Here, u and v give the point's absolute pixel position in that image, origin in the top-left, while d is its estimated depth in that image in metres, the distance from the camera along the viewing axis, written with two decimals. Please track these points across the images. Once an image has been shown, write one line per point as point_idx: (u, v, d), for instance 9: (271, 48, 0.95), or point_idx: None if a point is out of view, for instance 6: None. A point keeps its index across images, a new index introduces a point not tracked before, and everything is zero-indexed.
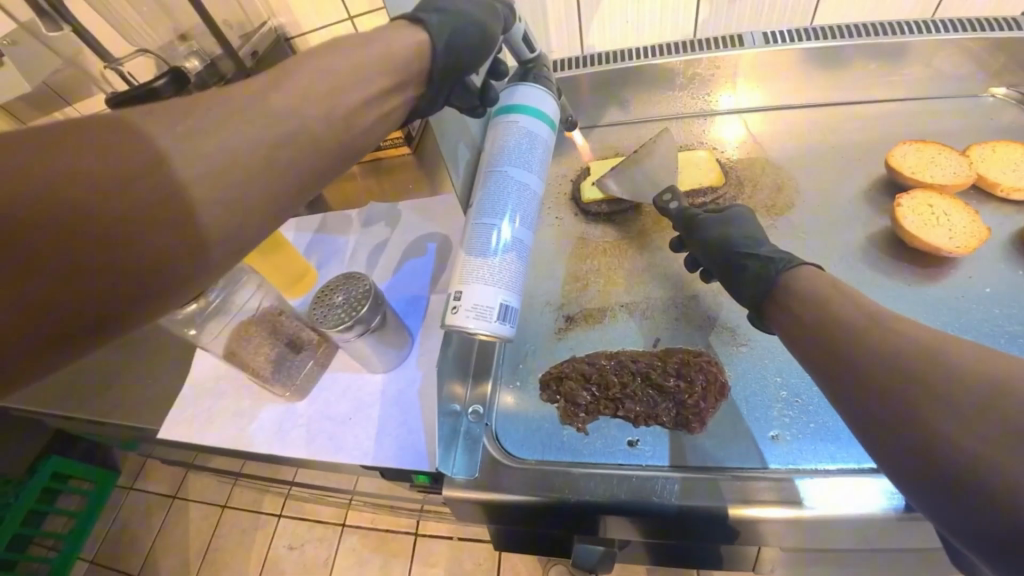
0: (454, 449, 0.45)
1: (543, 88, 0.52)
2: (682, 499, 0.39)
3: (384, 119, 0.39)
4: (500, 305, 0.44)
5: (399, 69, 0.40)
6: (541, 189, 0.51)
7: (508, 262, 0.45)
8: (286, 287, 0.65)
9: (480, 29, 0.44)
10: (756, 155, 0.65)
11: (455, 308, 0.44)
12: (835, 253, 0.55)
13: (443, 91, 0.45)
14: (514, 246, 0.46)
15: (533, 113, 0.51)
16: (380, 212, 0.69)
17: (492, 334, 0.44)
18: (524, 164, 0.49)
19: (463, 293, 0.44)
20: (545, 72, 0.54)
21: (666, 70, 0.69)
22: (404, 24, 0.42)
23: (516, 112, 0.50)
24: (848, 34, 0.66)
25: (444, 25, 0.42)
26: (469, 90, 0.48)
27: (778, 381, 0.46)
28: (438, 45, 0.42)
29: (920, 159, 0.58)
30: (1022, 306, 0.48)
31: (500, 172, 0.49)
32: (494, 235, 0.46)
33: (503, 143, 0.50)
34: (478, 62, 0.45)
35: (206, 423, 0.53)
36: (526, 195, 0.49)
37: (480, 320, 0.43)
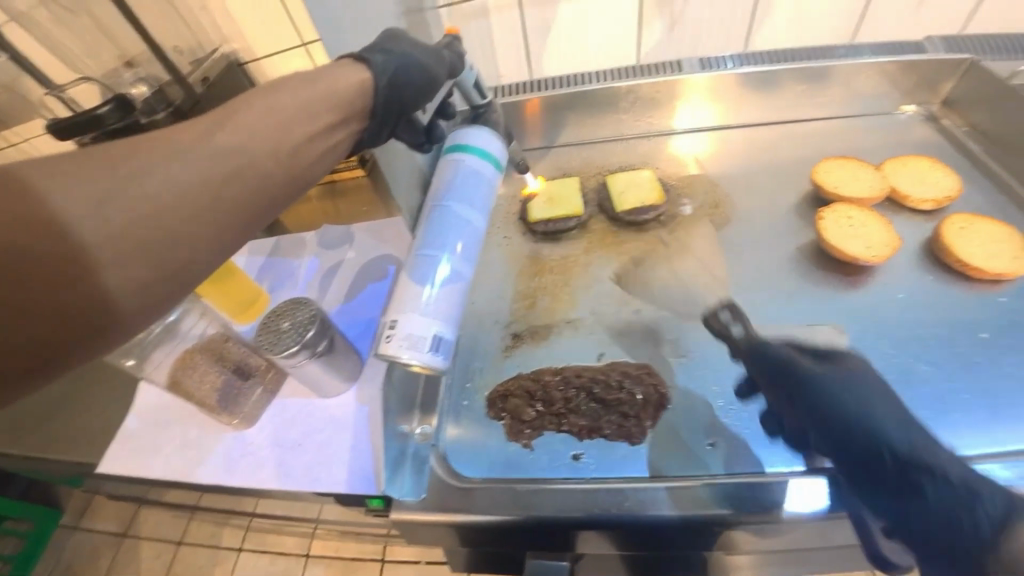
0: (402, 470, 0.45)
1: (491, 132, 0.55)
2: (622, 507, 0.40)
3: (330, 150, 0.40)
4: (433, 336, 0.43)
5: (343, 103, 0.41)
6: (484, 227, 0.52)
7: (448, 293, 0.46)
8: (236, 312, 0.63)
9: (426, 72, 0.46)
10: (694, 173, 0.69)
11: (387, 337, 0.42)
12: (767, 264, 0.58)
13: (386, 124, 0.46)
14: (453, 279, 0.47)
15: (478, 150, 0.53)
16: (334, 235, 0.70)
17: (426, 366, 0.42)
18: (467, 199, 0.51)
19: (397, 321, 0.43)
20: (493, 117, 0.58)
21: (609, 94, 0.72)
22: (347, 62, 0.43)
23: (462, 151, 0.53)
24: (773, 59, 0.71)
25: (388, 64, 0.44)
26: (414, 127, 0.52)
27: (715, 389, 0.48)
28: (381, 83, 0.43)
29: (840, 174, 0.62)
30: (931, 310, 0.52)
31: (442, 205, 0.50)
32: (434, 266, 0.47)
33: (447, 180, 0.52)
34: (423, 99, 0.46)
35: (149, 455, 0.51)
36: (468, 231, 0.50)
37: (412, 350, 0.42)
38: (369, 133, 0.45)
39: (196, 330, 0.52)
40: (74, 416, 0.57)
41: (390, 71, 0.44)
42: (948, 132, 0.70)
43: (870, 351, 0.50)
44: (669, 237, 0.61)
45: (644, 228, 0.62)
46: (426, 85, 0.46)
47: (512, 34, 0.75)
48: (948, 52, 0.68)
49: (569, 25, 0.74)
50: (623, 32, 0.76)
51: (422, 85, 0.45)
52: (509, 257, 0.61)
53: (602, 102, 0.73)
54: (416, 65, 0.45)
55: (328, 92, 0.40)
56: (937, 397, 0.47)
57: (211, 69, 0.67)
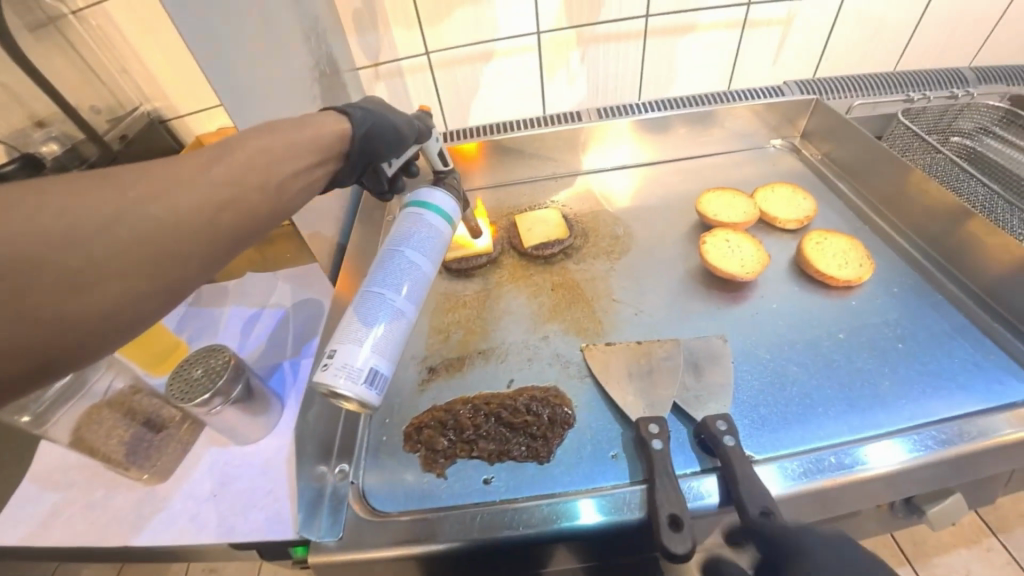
0: (319, 513, 0.46)
1: (449, 192, 0.57)
2: (524, 527, 0.43)
3: (313, 188, 0.42)
4: (370, 369, 0.43)
5: (324, 148, 0.44)
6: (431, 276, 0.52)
7: (388, 331, 0.45)
8: (149, 364, 0.61)
9: (398, 132, 0.51)
10: (597, 209, 0.76)
11: (324, 364, 0.42)
12: (662, 286, 0.64)
13: (357, 170, 0.49)
14: (392, 318, 0.46)
15: (436, 209, 0.54)
16: (256, 285, 0.72)
17: (357, 399, 0.42)
18: (419, 248, 0.51)
19: (337, 351, 0.43)
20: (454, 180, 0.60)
21: (517, 141, 0.79)
22: (331, 113, 0.47)
23: (418, 204, 0.55)
24: (658, 106, 0.80)
25: (366, 121, 0.48)
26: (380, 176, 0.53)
27: (611, 406, 0.53)
28: (358, 134, 0.47)
29: (719, 204, 0.71)
30: (798, 317, 0.59)
31: (394, 250, 0.51)
32: (379, 306, 0.46)
33: (400, 229, 0.53)
34: (394, 153, 0.50)
35: (48, 521, 0.49)
36: (414, 275, 0.50)
37: (347, 380, 0.41)
38: (342, 175, 0.48)
39: (102, 385, 0.53)
40: None
41: (368, 124, 0.48)
42: (808, 161, 0.81)
43: (750, 356, 0.56)
44: (575, 267, 0.67)
45: (551, 261, 0.68)
46: (396, 142, 0.50)
47: (428, 90, 0.82)
48: (801, 94, 0.80)
49: (479, 81, 0.82)
50: (530, 87, 0.84)
51: (395, 141, 0.50)
52: (426, 295, 0.65)
53: (513, 149, 0.80)
54: (392, 124, 0.50)
55: (314, 136, 0.43)
56: (805, 393, 0.53)
57: (132, 126, 0.71)
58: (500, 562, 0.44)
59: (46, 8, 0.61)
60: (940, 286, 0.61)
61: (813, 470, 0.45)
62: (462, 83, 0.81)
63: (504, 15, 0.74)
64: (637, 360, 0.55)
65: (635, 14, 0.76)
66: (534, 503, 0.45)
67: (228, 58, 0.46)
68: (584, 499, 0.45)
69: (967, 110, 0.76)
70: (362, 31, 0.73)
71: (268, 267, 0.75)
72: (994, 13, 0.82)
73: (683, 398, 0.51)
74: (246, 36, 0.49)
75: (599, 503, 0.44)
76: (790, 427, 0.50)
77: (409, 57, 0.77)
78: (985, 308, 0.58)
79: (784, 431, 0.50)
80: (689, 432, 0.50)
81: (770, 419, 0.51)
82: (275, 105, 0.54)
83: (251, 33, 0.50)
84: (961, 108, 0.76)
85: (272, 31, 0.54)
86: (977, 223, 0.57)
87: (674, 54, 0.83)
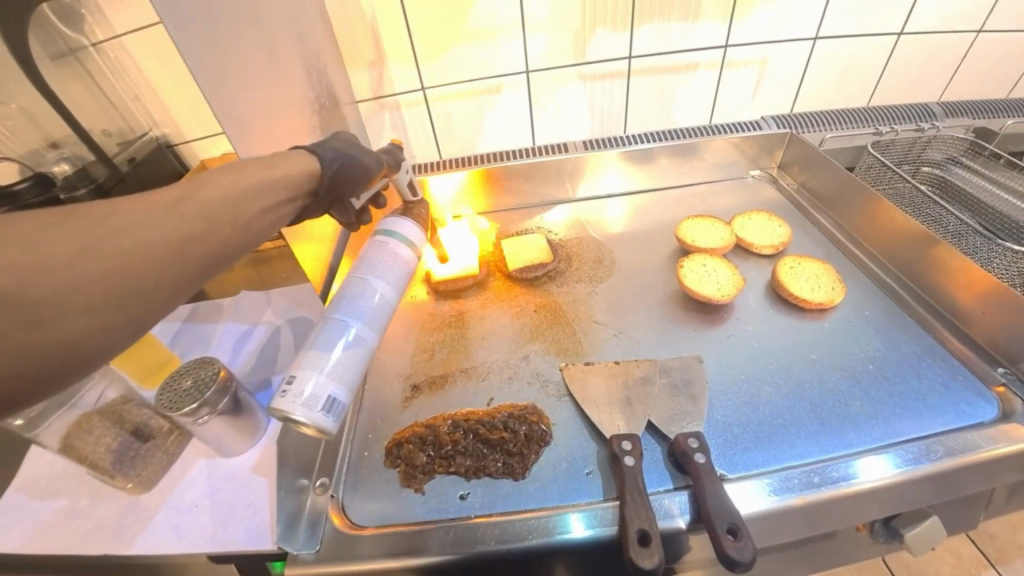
0: (298, 526, 0.47)
1: (414, 222, 0.60)
2: (501, 541, 0.44)
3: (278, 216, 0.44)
4: (328, 397, 0.43)
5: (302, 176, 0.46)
6: (394, 304, 0.54)
7: (349, 358, 0.47)
8: (142, 377, 0.63)
9: (366, 174, 0.54)
10: (581, 234, 0.79)
11: (283, 392, 0.43)
12: (642, 308, 0.67)
13: (326, 206, 0.51)
14: (356, 345, 0.48)
15: (401, 237, 0.57)
16: (251, 302, 0.74)
17: (316, 427, 0.43)
18: (383, 276, 0.54)
19: (295, 376, 0.44)
20: (420, 212, 0.63)
21: (507, 171, 0.82)
22: (300, 152, 0.49)
23: (387, 233, 0.57)
24: (644, 139, 0.84)
25: (337, 161, 0.50)
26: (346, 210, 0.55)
27: (587, 424, 0.54)
28: (328, 174, 0.49)
29: (697, 232, 0.75)
30: (773, 340, 0.62)
31: (360, 278, 0.53)
32: (341, 333, 0.48)
33: (367, 256, 0.55)
34: (357, 192, 0.53)
35: (29, 528, 0.50)
36: (377, 302, 0.52)
37: (305, 408, 0.42)
38: (309, 209, 0.50)
39: (93, 395, 0.54)
40: None
41: (336, 165, 0.50)
42: (786, 191, 0.85)
43: (725, 377, 0.58)
44: (557, 290, 0.69)
45: (534, 284, 0.70)
46: (363, 182, 0.53)
47: (424, 121, 0.86)
48: (777, 129, 0.84)
49: (471, 114, 0.86)
50: (520, 119, 0.88)
51: (360, 183, 0.53)
52: (413, 314, 0.67)
53: (502, 178, 0.83)
54: (361, 164, 0.53)
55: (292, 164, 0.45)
56: (777, 413, 0.54)
57: (141, 149, 0.75)
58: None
59: (69, 40, 0.66)
60: (911, 310, 0.63)
61: (781, 488, 0.46)
62: (458, 115, 0.86)
63: (496, 53, 0.79)
64: (613, 379, 0.56)
65: (619, 54, 0.81)
66: (509, 519, 0.46)
67: (232, 90, 0.50)
68: (573, 512, 0.46)
69: (934, 142, 0.79)
70: (363, 67, 0.78)
71: (263, 287, 0.78)
72: (958, 55, 0.87)
73: (657, 416, 0.53)
74: (251, 71, 0.53)
75: (587, 516, 0.45)
76: (762, 446, 0.51)
77: (406, 92, 0.82)
78: (953, 330, 0.60)
79: (756, 449, 0.51)
80: (663, 450, 0.51)
81: (743, 438, 0.52)
82: (277, 133, 0.58)
83: (255, 68, 0.54)
84: (929, 140, 0.79)
85: (275, 67, 0.58)
86: (941, 249, 0.60)
87: (658, 92, 0.87)
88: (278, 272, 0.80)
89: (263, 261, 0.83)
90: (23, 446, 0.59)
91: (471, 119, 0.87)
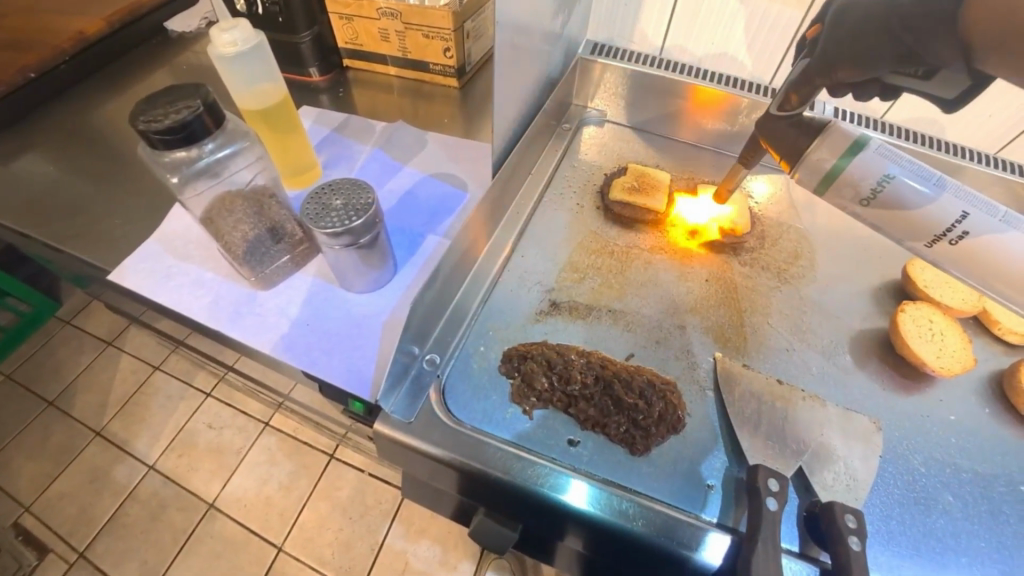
0: (399, 388, 0.45)
1: (865, 138, 0.44)
2: (606, 517, 0.40)
3: None
4: None
5: None
6: (914, 205, 0.44)
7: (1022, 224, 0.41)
8: (286, 174, 0.61)
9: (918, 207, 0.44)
10: (783, 214, 0.64)
11: None
12: (831, 336, 0.54)
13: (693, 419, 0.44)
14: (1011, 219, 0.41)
15: (866, 145, 0.44)
16: (405, 134, 0.68)
17: None
18: (922, 174, 0.43)
19: None
20: (882, 161, 0.44)
21: (730, 103, 0.64)
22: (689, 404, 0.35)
23: (873, 146, 0.44)
24: (909, 138, 0.63)
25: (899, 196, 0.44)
26: (908, 227, 0.45)
27: (722, 434, 0.46)
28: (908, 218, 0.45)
29: (937, 277, 0.57)
30: (979, 444, 0.47)
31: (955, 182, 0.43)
32: (1000, 214, 0.42)
33: (908, 162, 0.44)
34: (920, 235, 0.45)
35: (161, 280, 0.53)
36: (945, 181, 0.43)
37: None
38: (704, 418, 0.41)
39: (245, 174, 0.50)
40: (106, 215, 0.59)
41: (906, 223, 0.45)
42: None
43: (899, 459, 0.46)
44: (739, 268, 0.59)
45: (718, 249, 0.60)
46: (911, 214, 0.44)
47: (664, 6, 0.68)
48: None
49: (728, 16, 0.66)
50: (765, 58, 0.69)
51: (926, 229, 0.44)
52: (575, 226, 0.60)
53: (710, 112, 0.67)
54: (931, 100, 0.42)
55: None
56: (952, 531, 0.43)
57: None
58: (493, 500, 0.44)
59: None
60: None
61: None
62: (704, 14, 0.67)
63: None
64: (771, 399, 0.47)
65: None
66: (566, 474, 0.42)
67: None
68: (573, 478, 0.42)
69: None
70: None
71: (417, 125, 0.71)
72: None
73: (814, 465, 0.43)
74: None
75: (587, 490, 0.41)
76: (920, 560, 0.41)
77: None
78: None
79: (911, 559, 0.41)
80: (803, 503, 0.42)
81: (899, 541, 0.42)
82: None
83: None
84: None
85: None
86: None
87: None
88: (439, 116, 0.72)
89: (423, 94, 0.75)
90: (172, 199, 0.62)
91: (713, 26, 0.68)
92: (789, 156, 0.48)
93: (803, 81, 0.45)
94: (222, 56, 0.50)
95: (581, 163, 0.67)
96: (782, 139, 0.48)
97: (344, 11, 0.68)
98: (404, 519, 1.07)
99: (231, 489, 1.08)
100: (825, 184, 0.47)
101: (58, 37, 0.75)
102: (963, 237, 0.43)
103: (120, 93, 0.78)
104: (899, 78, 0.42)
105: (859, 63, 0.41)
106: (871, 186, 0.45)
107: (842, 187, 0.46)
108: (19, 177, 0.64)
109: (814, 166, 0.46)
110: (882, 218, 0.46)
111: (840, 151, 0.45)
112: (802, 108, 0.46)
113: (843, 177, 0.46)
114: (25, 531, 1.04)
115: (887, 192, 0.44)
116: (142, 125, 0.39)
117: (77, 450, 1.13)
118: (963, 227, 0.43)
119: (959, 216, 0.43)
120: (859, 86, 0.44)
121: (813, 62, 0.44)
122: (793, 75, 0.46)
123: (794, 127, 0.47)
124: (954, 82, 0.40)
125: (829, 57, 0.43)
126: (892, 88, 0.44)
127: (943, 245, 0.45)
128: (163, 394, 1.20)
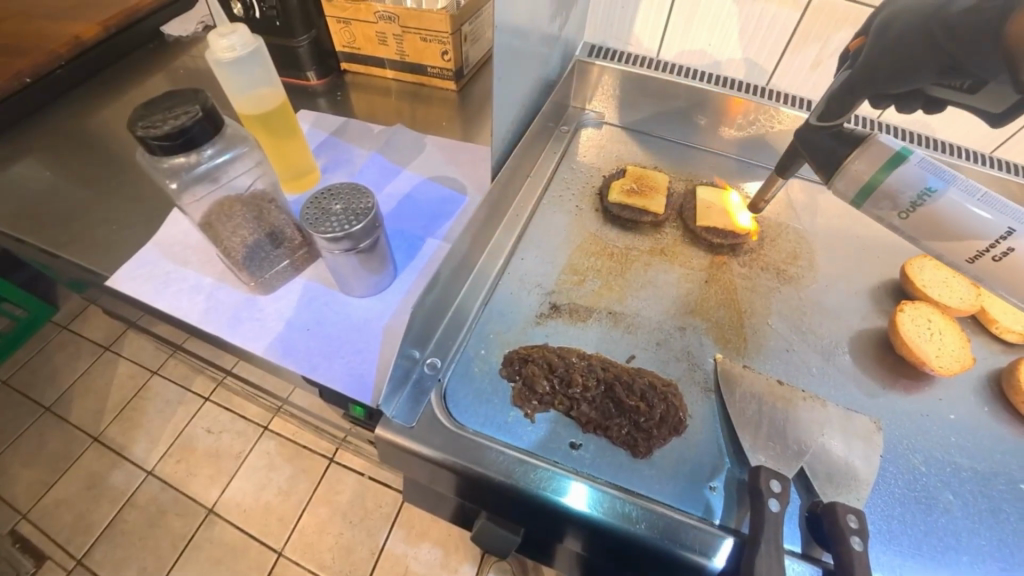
0: (401, 393, 0.45)
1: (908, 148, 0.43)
2: (609, 520, 0.40)
3: None
4: None
5: None
6: (958, 218, 0.42)
7: None
8: (285, 179, 0.61)
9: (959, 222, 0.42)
10: (781, 215, 0.64)
11: None
12: (831, 336, 0.54)
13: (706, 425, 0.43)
14: None
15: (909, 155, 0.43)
16: (404, 138, 0.68)
17: None
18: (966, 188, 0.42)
19: None
20: (925, 172, 0.42)
21: (727, 104, 0.65)
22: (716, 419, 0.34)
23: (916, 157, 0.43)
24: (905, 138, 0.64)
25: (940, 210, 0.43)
26: (952, 241, 0.43)
27: (724, 436, 0.46)
28: (948, 232, 0.43)
29: (935, 277, 0.57)
30: (978, 442, 0.48)
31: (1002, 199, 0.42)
32: None
33: (951, 175, 0.42)
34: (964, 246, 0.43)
35: (159, 286, 0.53)
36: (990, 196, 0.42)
37: None
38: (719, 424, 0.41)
39: (244, 180, 0.49)
40: (104, 220, 0.59)
41: (947, 236, 0.44)
42: None
43: (899, 458, 0.46)
44: (739, 269, 0.59)
45: (717, 250, 0.60)
46: (952, 229, 0.43)
47: (661, 8, 0.68)
48: None
49: (725, 18, 0.67)
50: (762, 58, 0.69)
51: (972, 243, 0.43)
52: (573, 227, 0.61)
53: (708, 113, 0.67)
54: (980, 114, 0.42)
55: None
56: (953, 530, 0.43)
57: None
58: (496, 504, 0.44)
59: None
60: None
61: None
62: (701, 15, 0.67)
63: None
64: (771, 400, 0.47)
65: None
66: (567, 478, 0.42)
67: None
68: (575, 481, 0.42)
69: None
70: None
71: (416, 127, 0.71)
72: None
73: (816, 467, 0.43)
74: None
75: (590, 493, 0.41)
76: (921, 560, 0.41)
77: None
78: None
79: (913, 559, 0.41)
80: (805, 504, 0.42)
81: (901, 541, 0.42)
82: None
83: None
84: None
85: None
86: None
87: None
88: (437, 118, 0.72)
89: (421, 97, 0.75)
90: (170, 203, 0.61)
91: (710, 28, 0.68)
92: (827, 167, 0.47)
93: (846, 92, 0.44)
94: (219, 61, 0.50)
95: (579, 165, 0.67)
96: (820, 148, 0.47)
97: (342, 15, 0.68)
98: (405, 522, 1.07)
99: (230, 494, 1.08)
100: (863, 194, 0.46)
101: (54, 42, 0.74)
102: (1007, 253, 0.41)
103: (116, 98, 0.78)
104: (945, 90, 0.42)
105: (903, 74, 0.41)
106: (911, 198, 0.43)
107: (881, 200, 0.45)
108: (15, 183, 0.64)
109: (852, 177, 0.45)
110: (924, 231, 0.44)
111: (879, 164, 0.44)
112: (843, 119, 0.46)
113: (883, 187, 0.44)
114: (21, 538, 1.03)
115: (928, 206, 0.43)
116: (140, 130, 0.39)
117: (75, 456, 1.13)
118: (1010, 243, 0.41)
119: (1005, 231, 0.41)
120: (903, 98, 0.43)
121: (854, 74, 0.43)
122: (834, 86, 0.46)
123: (834, 138, 0.46)
124: (1001, 97, 0.40)
125: (873, 67, 0.42)
126: (937, 101, 0.44)
127: (985, 260, 0.43)
128: (161, 399, 1.20)
